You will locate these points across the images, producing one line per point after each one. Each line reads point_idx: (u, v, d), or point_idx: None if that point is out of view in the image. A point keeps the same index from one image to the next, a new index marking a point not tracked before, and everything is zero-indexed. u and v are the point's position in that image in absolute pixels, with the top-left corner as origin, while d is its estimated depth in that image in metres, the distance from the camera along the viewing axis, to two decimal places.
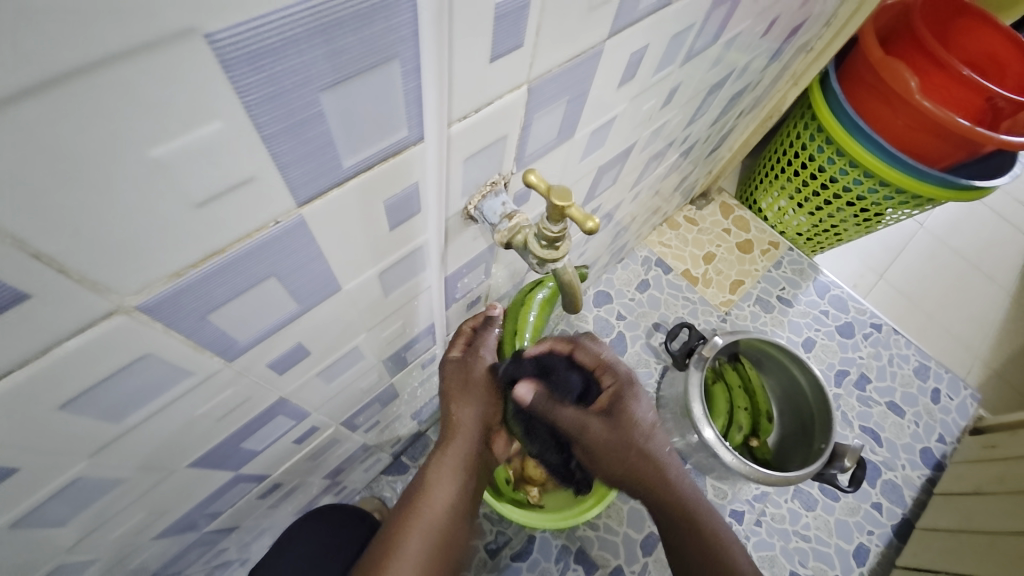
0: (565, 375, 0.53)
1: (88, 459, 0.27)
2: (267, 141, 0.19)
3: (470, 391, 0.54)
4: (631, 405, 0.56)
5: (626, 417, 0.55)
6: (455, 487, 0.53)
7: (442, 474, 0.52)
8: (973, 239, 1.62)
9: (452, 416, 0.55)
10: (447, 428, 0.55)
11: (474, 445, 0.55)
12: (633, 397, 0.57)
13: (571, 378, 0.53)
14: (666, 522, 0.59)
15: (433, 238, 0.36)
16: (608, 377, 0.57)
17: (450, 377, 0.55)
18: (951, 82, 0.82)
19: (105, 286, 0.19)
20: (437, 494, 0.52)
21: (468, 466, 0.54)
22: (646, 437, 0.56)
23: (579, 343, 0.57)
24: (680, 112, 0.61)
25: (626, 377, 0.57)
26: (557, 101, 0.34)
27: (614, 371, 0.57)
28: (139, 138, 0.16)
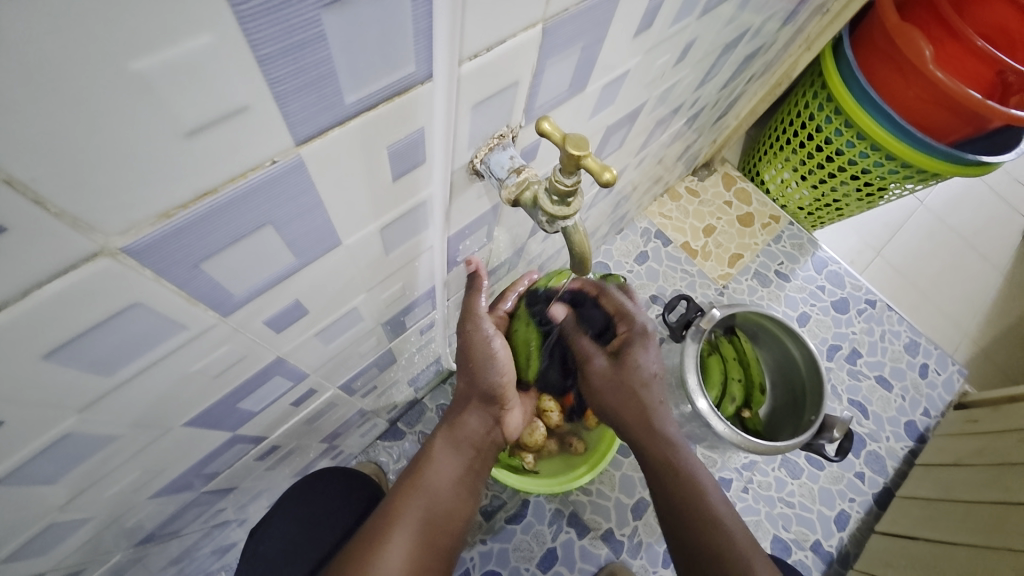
0: (591, 311, 0.63)
1: (78, 414, 0.26)
2: (263, 65, 0.17)
3: (475, 369, 0.55)
4: (636, 354, 0.61)
5: (630, 362, 0.61)
6: (459, 466, 0.55)
7: (448, 447, 0.55)
8: (970, 217, 1.62)
9: (464, 396, 0.58)
10: (458, 405, 0.58)
11: (480, 419, 0.57)
12: (642, 346, 0.61)
13: (594, 313, 0.63)
14: (659, 486, 0.56)
15: (437, 193, 0.34)
16: (624, 326, 0.63)
17: (460, 355, 0.56)
18: (965, 52, 0.79)
19: (87, 223, 0.17)
20: (441, 469, 0.53)
21: (474, 443, 0.57)
22: (643, 384, 0.61)
23: (606, 290, 0.64)
24: (691, 74, 0.59)
25: (640, 329, 0.62)
26: (571, 47, 0.32)
27: (629, 320, 0.63)
28: (117, 49, 0.14)
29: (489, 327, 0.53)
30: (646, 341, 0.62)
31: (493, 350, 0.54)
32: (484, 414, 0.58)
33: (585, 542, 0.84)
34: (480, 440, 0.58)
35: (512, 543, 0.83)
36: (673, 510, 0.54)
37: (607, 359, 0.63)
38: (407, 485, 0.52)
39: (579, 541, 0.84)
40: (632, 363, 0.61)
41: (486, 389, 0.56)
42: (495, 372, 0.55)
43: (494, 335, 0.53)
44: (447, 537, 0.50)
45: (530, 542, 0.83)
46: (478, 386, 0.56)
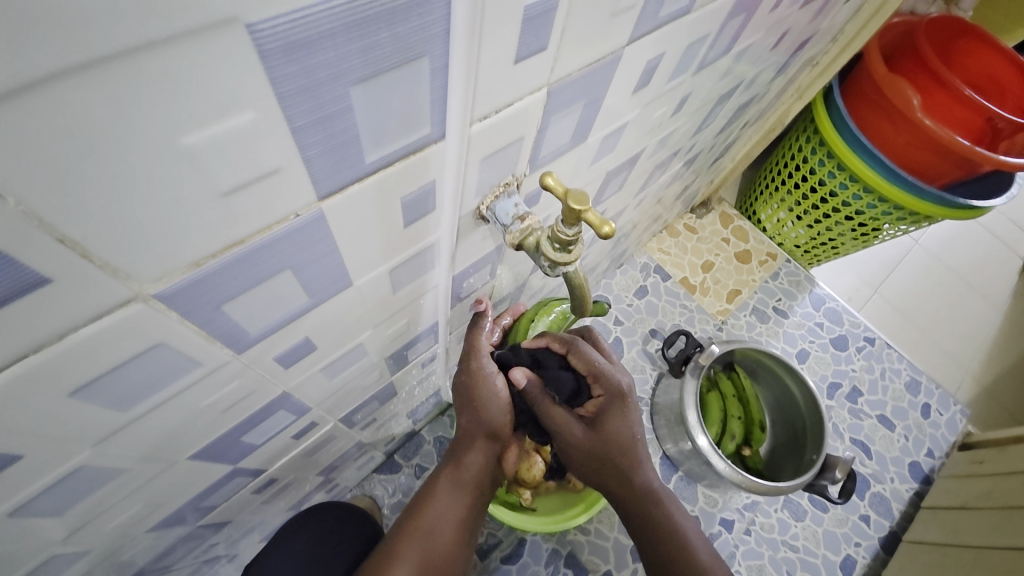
0: (559, 373, 0.52)
1: (91, 448, 0.27)
2: (296, 133, 0.19)
3: (481, 408, 0.53)
4: (613, 422, 0.52)
5: (606, 431, 0.52)
6: (458, 509, 0.52)
7: (447, 490, 0.52)
8: (966, 257, 1.64)
9: (466, 431, 0.55)
10: (461, 442, 0.55)
11: (487, 460, 0.54)
12: (620, 414, 0.52)
13: (561, 376, 0.52)
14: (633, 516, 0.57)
15: (444, 237, 0.36)
16: (599, 388, 0.53)
17: (460, 392, 0.54)
18: (953, 101, 0.83)
19: (126, 272, 0.19)
20: (442, 511, 0.51)
21: (476, 482, 0.54)
22: (614, 452, 0.53)
23: (576, 346, 0.54)
24: (688, 121, 0.62)
25: (621, 390, 0.52)
26: (573, 105, 0.34)
27: (607, 382, 0.52)
28: (171, 124, 0.16)
29: (491, 366, 0.52)
30: (625, 405, 0.52)
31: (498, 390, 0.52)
32: (487, 451, 0.55)
33: None
34: (482, 478, 0.55)
35: None
36: (655, 551, 0.56)
37: (584, 427, 0.52)
38: (406, 524, 0.51)
39: None
40: (608, 431, 0.52)
41: (489, 426, 0.54)
42: (498, 405, 0.53)
43: (500, 382, 0.53)
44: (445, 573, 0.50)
45: None
46: (481, 421, 0.53)
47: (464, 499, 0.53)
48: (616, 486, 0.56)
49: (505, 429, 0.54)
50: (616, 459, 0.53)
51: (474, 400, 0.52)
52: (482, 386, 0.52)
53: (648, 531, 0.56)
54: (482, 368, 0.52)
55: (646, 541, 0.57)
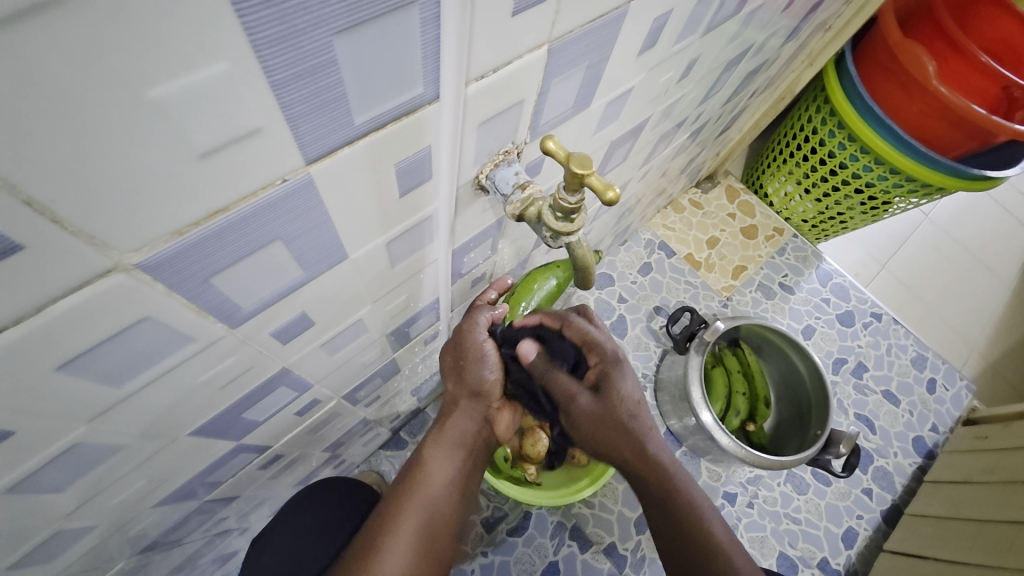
0: (559, 344, 0.54)
1: (86, 424, 0.26)
2: (277, 89, 0.18)
3: (466, 368, 0.53)
4: (619, 384, 0.52)
5: (613, 396, 0.52)
6: (454, 470, 0.51)
7: (442, 450, 0.51)
8: (976, 231, 1.61)
9: (453, 395, 0.55)
10: (445, 407, 0.54)
11: (474, 422, 0.54)
12: (619, 374, 0.53)
13: (564, 347, 0.54)
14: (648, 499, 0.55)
15: (442, 208, 0.35)
16: (595, 355, 0.54)
17: (448, 354, 0.54)
18: (969, 69, 0.80)
19: (103, 241, 0.18)
20: (438, 472, 0.50)
21: (467, 442, 0.54)
22: (629, 416, 0.52)
23: (568, 319, 0.55)
24: (695, 89, 0.59)
25: (612, 355, 0.54)
26: (575, 67, 0.32)
27: (599, 349, 0.54)
28: (138, 76, 0.15)
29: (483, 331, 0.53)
30: (621, 369, 0.53)
31: (484, 352, 0.52)
32: (476, 413, 0.54)
33: (587, 556, 0.83)
34: (471, 439, 0.54)
35: (514, 556, 0.82)
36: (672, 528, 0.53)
37: (592, 396, 0.52)
38: (401, 491, 0.49)
39: (581, 555, 0.83)
40: (615, 395, 0.52)
41: (475, 386, 0.53)
42: (487, 370, 0.53)
43: (488, 341, 0.53)
44: (448, 538, 0.49)
45: (533, 555, 0.83)
46: (467, 382, 0.53)
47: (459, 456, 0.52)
48: (630, 457, 0.53)
49: (495, 391, 0.54)
50: (625, 426, 0.52)
51: (463, 361, 0.53)
52: (468, 342, 0.52)
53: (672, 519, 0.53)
54: (474, 329, 0.53)
55: (663, 522, 0.53)
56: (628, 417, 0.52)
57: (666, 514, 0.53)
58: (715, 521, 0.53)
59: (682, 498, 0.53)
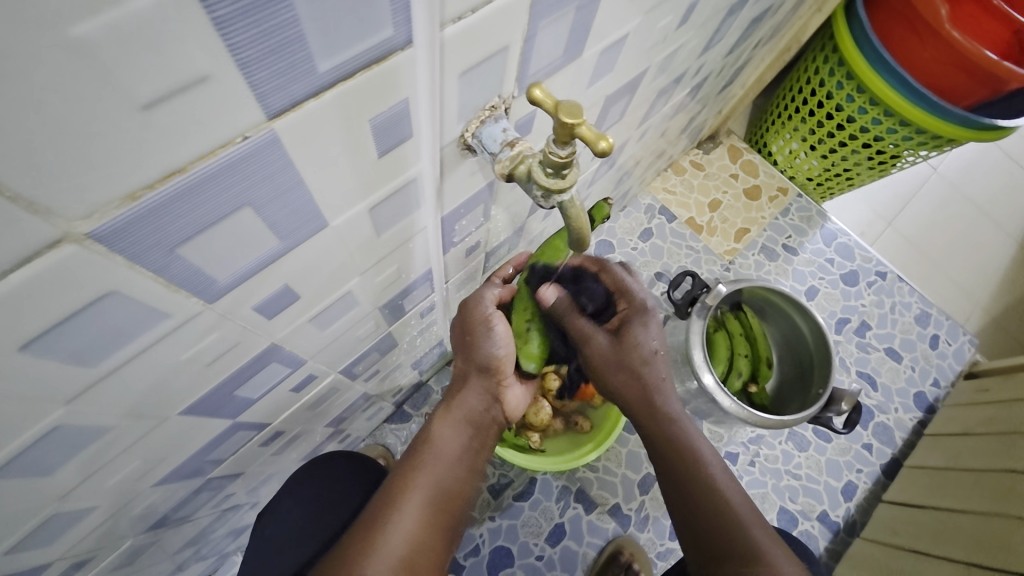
0: (592, 286, 0.57)
1: (65, 406, 0.26)
2: (221, 28, 0.16)
3: (474, 343, 0.53)
4: (637, 331, 0.56)
5: (631, 341, 0.56)
6: (461, 445, 0.51)
7: (449, 424, 0.51)
8: (985, 184, 1.57)
9: (461, 372, 0.55)
10: (454, 384, 0.54)
11: (481, 398, 0.54)
12: (641, 323, 0.56)
13: (593, 289, 0.57)
14: (667, 472, 0.53)
15: (427, 170, 0.33)
16: (623, 302, 0.58)
17: (457, 332, 0.54)
18: (982, 11, 0.76)
19: (46, 208, 0.16)
20: (446, 445, 0.50)
21: (475, 419, 0.53)
22: (644, 362, 0.56)
23: (607, 265, 0.58)
24: (695, 38, 0.56)
25: (641, 304, 0.57)
26: (563, 9, 0.30)
27: (629, 296, 0.57)
28: (52, 11, 0.13)
29: (489, 306, 0.53)
30: (646, 319, 0.56)
31: (493, 326, 0.52)
32: (483, 390, 0.54)
33: (592, 518, 0.85)
34: (479, 417, 0.54)
35: (520, 520, 0.84)
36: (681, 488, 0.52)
37: (610, 337, 0.57)
38: (409, 466, 0.48)
39: (587, 516, 0.85)
40: (633, 340, 0.56)
41: (483, 363, 0.53)
42: (494, 347, 0.52)
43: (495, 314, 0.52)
44: (457, 515, 0.48)
45: (539, 518, 0.84)
46: (475, 357, 0.53)
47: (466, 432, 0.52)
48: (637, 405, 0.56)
49: (501, 366, 0.53)
50: (639, 372, 0.55)
51: (471, 338, 0.53)
52: (480, 328, 0.52)
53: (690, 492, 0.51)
54: (479, 306, 0.53)
55: (669, 474, 0.53)
56: (643, 364, 0.56)
57: (683, 489, 0.51)
58: (737, 499, 0.50)
59: (697, 468, 0.51)
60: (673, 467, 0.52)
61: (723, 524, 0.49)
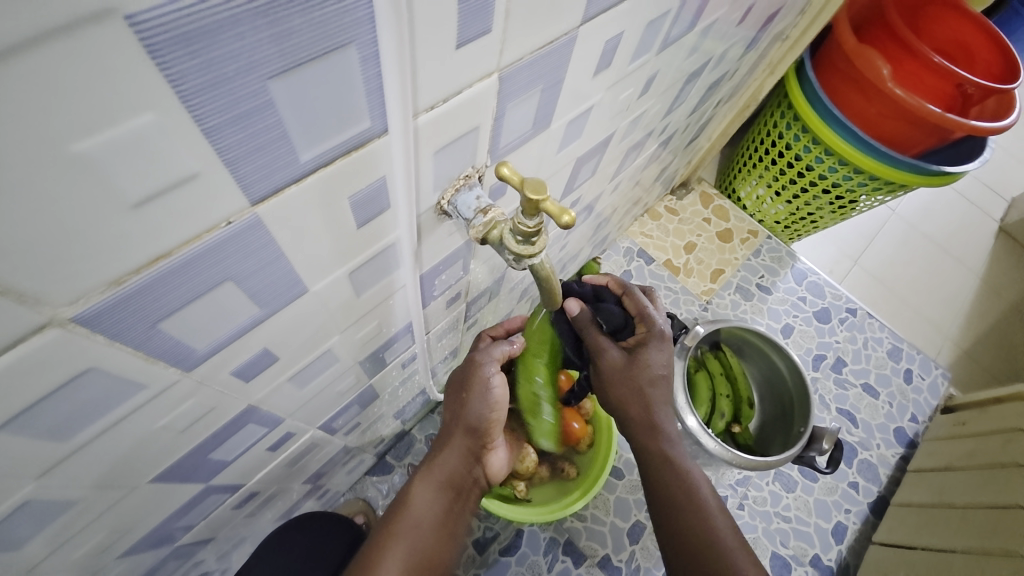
0: (610, 305, 0.56)
1: (35, 482, 0.25)
2: (210, 135, 0.17)
3: (466, 402, 0.51)
4: (652, 353, 0.54)
5: (645, 362, 0.54)
6: (439, 509, 0.49)
7: (427, 488, 0.49)
8: (942, 223, 1.67)
9: (447, 431, 0.53)
10: (438, 442, 0.52)
11: (463, 460, 0.52)
12: (658, 347, 0.55)
13: (613, 309, 0.56)
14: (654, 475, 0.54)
15: (405, 235, 0.35)
16: (642, 325, 0.56)
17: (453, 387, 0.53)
18: (923, 69, 0.83)
19: (33, 297, 0.17)
20: (423, 510, 0.48)
21: (455, 482, 0.51)
22: (653, 381, 0.54)
23: (632, 290, 0.58)
24: (658, 102, 0.61)
25: (658, 331, 0.56)
26: (531, 90, 0.33)
27: (650, 322, 0.56)
28: (55, 134, 0.14)
29: (490, 367, 0.52)
30: (663, 343, 0.55)
31: (489, 386, 0.51)
32: (466, 452, 0.52)
33: (581, 571, 0.82)
34: (460, 479, 0.52)
35: None
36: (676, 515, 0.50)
37: (622, 353, 0.55)
38: (387, 529, 0.47)
39: (576, 570, 0.82)
40: (646, 360, 0.54)
41: (472, 423, 0.51)
42: (487, 409, 0.51)
43: (495, 374, 0.52)
44: None
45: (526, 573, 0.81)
46: (465, 415, 0.51)
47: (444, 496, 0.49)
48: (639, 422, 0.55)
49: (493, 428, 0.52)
50: (644, 391, 0.54)
51: (465, 396, 0.52)
52: (474, 387, 0.51)
53: (669, 493, 0.52)
54: (482, 364, 0.52)
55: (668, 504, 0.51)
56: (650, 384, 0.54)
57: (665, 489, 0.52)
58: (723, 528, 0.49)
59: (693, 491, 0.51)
60: (658, 472, 0.53)
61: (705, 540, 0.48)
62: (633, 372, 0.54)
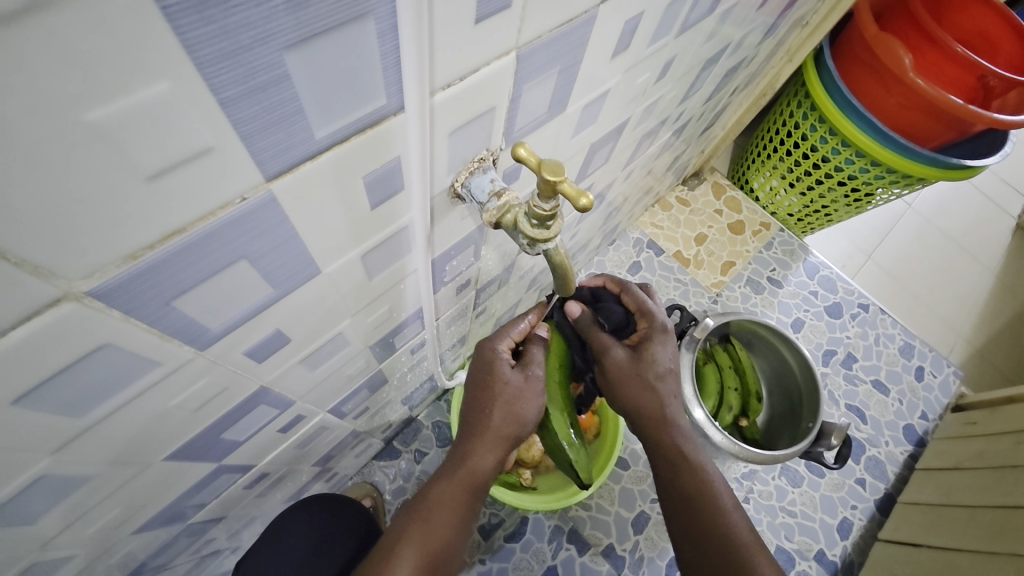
0: (610, 305, 0.57)
1: (52, 455, 0.26)
2: (226, 107, 0.17)
3: (510, 412, 0.49)
4: (656, 348, 0.54)
5: (649, 355, 0.54)
6: (461, 505, 0.48)
7: (451, 486, 0.48)
8: (959, 219, 1.63)
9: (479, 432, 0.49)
10: (469, 442, 0.50)
11: (495, 464, 0.50)
12: (662, 343, 0.54)
13: (614, 309, 0.57)
14: (665, 467, 0.54)
15: (418, 218, 0.34)
16: (644, 322, 0.56)
17: (488, 390, 0.50)
18: (945, 60, 0.80)
19: (48, 270, 0.17)
20: (445, 508, 0.47)
21: (482, 482, 0.49)
22: (659, 377, 0.53)
23: (628, 286, 0.59)
24: (674, 88, 0.59)
25: (659, 325, 0.56)
26: (548, 71, 0.32)
27: (650, 317, 0.56)
28: (72, 99, 0.14)
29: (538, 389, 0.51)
30: (666, 338, 0.55)
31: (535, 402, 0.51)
32: (498, 455, 0.50)
33: (585, 560, 0.83)
34: (487, 478, 0.50)
35: (511, 562, 0.82)
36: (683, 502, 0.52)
37: (627, 351, 0.54)
38: (408, 526, 0.46)
39: (580, 558, 0.83)
40: (653, 357, 0.53)
41: (516, 429, 0.50)
42: (530, 418, 0.51)
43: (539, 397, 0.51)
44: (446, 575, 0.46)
45: (530, 560, 0.82)
46: (506, 424, 0.49)
47: (465, 496, 0.48)
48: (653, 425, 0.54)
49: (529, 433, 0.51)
50: (652, 387, 0.53)
51: (513, 404, 0.49)
52: (523, 397, 0.50)
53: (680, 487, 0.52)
54: (527, 376, 0.51)
55: (677, 489, 0.52)
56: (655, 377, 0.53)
57: (674, 483, 0.53)
58: (735, 518, 0.50)
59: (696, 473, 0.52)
60: (670, 466, 0.53)
61: (719, 533, 0.49)
62: (637, 370, 0.53)
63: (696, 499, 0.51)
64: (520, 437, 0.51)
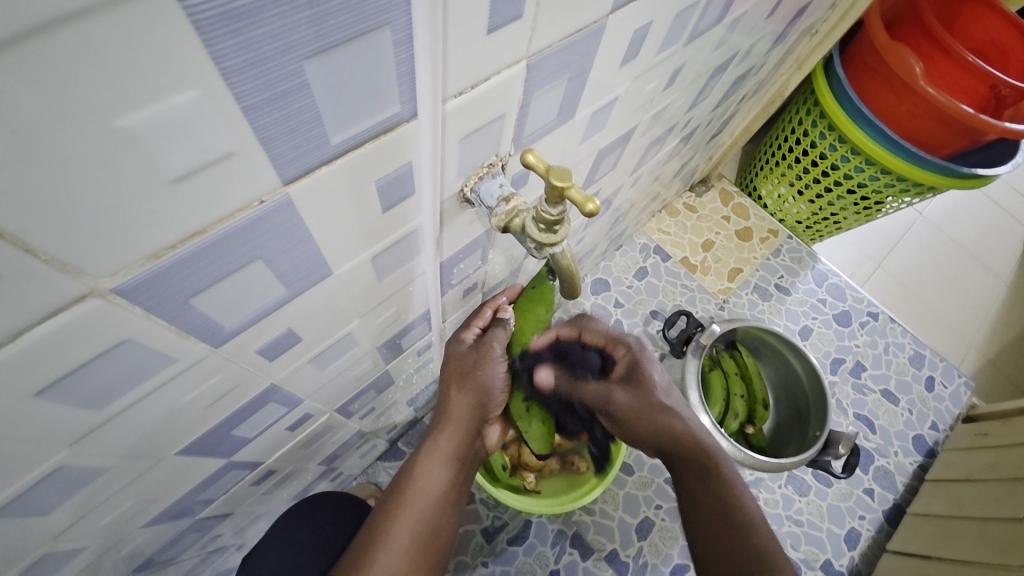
0: (585, 355, 0.58)
1: (70, 447, 0.26)
2: (248, 113, 0.18)
3: (476, 379, 0.52)
4: (645, 370, 0.57)
5: (645, 381, 0.57)
6: (445, 482, 0.49)
7: (431, 461, 0.49)
8: (971, 228, 1.61)
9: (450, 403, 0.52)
10: (441, 414, 0.52)
11: (466, 435, 0.51)
12: (648, 362, 0.57)
13: (588, 356, 0.58)
14: (693, 480, 0.54)
15: (428, 222, 0.35)
16: (620, 349, 0.59)
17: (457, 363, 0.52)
18: (957, 69, 0.80)
19: (76, 267, 0.18)
20: (426, 484, 0.48)
21: (460, 455, 0.51)
22: (664, 396, 0.57)
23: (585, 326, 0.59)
24: (682, 95, 0.59)
25: (635, 345, 0.59)
26: (557, 79, 0.32)
27: (623, 343, 0.59)
28: (106, 105, 0.15)
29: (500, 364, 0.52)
30: (648, 358, 0.58)
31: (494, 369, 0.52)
32: (468, 426, 0.52)
33: (588, 564, 0.82)
34: (465, 451, 0.52)
35: (514, 565, 0.82)
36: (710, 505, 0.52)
37: (625, 388, 0.57)
38: (393, 503, 0.47)
39: (583, 563, 0.83)
40: (647, 380, 0.57)
41: (484, 396, 0.52)
42: (496, 388, 0.53)
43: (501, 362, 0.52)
44: (440, 553, 0.47)
45: (533, 564, 0.82)
46: (472, 394, 0.52)
47: (446, 471, 0.49)
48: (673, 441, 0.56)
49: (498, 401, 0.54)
50: (662, 409, 0.56)
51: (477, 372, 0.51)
52: (487, 365, 0.51)
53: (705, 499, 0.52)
54: (494, 351, 0.52)
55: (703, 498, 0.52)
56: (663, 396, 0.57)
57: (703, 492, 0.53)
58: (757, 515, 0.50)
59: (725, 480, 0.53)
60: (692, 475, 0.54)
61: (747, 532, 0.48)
62: (640, 399, 0.57)
63: (723, 499, 0.51)
64: (489, 405, 0.53)
